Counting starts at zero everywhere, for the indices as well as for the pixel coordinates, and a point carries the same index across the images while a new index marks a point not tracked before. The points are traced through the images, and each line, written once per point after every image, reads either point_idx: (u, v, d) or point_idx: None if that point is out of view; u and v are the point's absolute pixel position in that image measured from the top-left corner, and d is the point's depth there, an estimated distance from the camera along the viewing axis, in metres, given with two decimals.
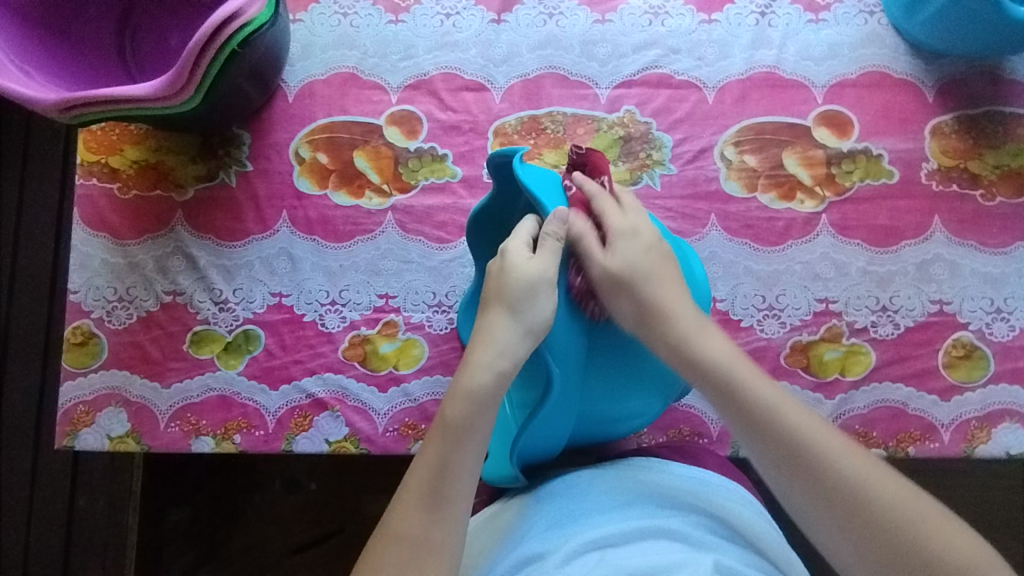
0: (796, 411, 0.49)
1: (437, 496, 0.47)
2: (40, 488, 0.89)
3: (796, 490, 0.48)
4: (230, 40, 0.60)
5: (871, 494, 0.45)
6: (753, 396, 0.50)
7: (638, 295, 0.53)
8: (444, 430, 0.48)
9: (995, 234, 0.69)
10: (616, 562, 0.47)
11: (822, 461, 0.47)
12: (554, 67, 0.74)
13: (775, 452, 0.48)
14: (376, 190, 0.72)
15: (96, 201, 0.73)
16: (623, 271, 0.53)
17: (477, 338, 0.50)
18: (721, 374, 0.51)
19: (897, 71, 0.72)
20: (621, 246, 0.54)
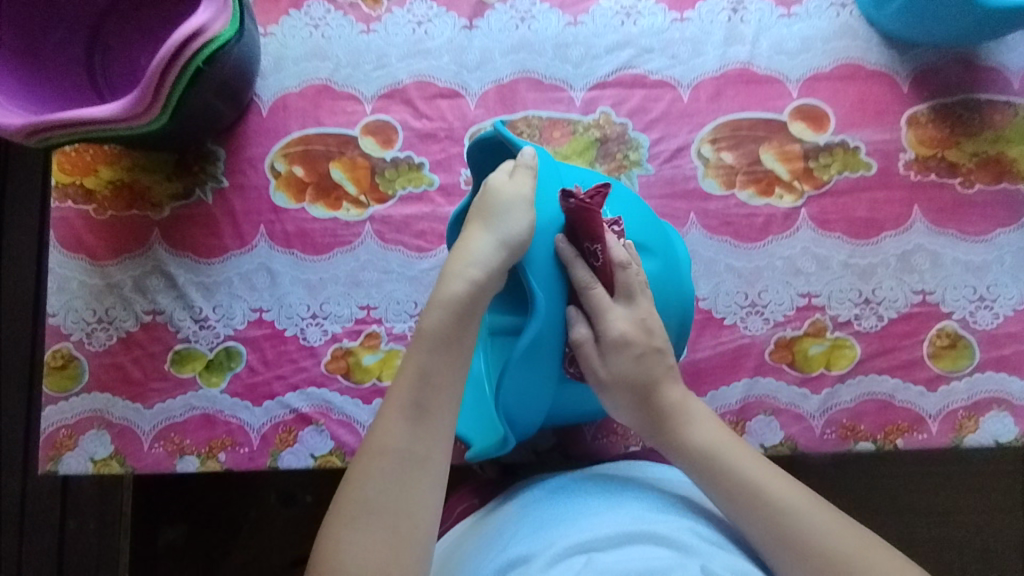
0: (785, 485, 0.51)
1: (420, 407, 0.47)
2: (29, 516, 0.87)
3: (787, 562, 0.49)
4: (194, 58, 0.60)
5: (840, 555, 0.48)
6: (743, 475, 0.52)
7: (639, 398, 0.55)
8: (423, 345, 0.48)
9: (976, 222, 0.69)
10: (602, 561, 0.46)
11: (808, 530, 0.49)
12: (528, 71, 0.74)
13: (756, 520, 0.50)
14: (353, 201, 0.72)
15: (72, 223, 0.72)
16: (626, 376, 0.55)
17: (461, 244, 0.50)
18: (713, 460, 0.53)
19: (871, 63, 0.72)
20: (611, 358, 0.54)
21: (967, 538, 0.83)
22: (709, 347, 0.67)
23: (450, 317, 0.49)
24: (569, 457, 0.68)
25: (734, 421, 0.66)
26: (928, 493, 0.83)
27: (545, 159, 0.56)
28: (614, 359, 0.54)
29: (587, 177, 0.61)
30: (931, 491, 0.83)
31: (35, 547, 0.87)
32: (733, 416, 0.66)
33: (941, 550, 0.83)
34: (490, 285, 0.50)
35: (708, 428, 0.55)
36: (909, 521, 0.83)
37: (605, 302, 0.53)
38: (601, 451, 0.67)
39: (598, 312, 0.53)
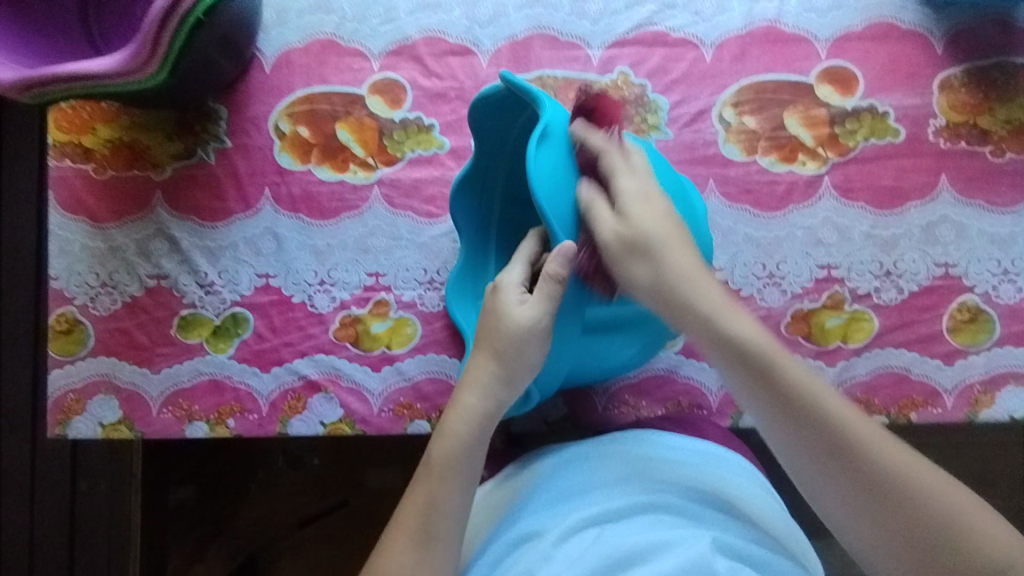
0: (828, 392, 0.48)
1: (432, 509, 0.49)
2: (39, 474, 0.87)
3: (820, 469, 0.46)
4: (194, 10, 0.56)
5: (900, 479, 0.44)
6: (784, 375, 0.47)
7: (649, 258, 0.50)
8: (430, 465, 0.51)
9: (1004, 193, 0.66)
10: (611, 537, 0.46)
11: (851, 437, 0.46)
12: (543, 27, 0.70)
13: (808, 440, 0.46)
14: (361, 163, 0.69)
15: (71, 183, 0.70)
16: (632, 235, 0.50)
17: (480, 340, 0.54)
18: (759, 358, 0.48)
19: (904, 22, 0.69)
20: (630, 208, 0.51)
21: None
22: None
23: (465, 426, 0.51)
24: (579, 426, 0.67)
25: None
26: (933, 463, 0.84)
27: (557, 114, 0.53)
28: (628, 215, 0.50)
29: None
30: (938, 461, 0.84)
31: (45, 506, 0.87)
32: None
33: None
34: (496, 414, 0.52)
35: (740, 314, 0.50)
36: None
37: (618, 167, 0.52)
38: (612, 421, 0.67)
39: (611, 176, 0.52)
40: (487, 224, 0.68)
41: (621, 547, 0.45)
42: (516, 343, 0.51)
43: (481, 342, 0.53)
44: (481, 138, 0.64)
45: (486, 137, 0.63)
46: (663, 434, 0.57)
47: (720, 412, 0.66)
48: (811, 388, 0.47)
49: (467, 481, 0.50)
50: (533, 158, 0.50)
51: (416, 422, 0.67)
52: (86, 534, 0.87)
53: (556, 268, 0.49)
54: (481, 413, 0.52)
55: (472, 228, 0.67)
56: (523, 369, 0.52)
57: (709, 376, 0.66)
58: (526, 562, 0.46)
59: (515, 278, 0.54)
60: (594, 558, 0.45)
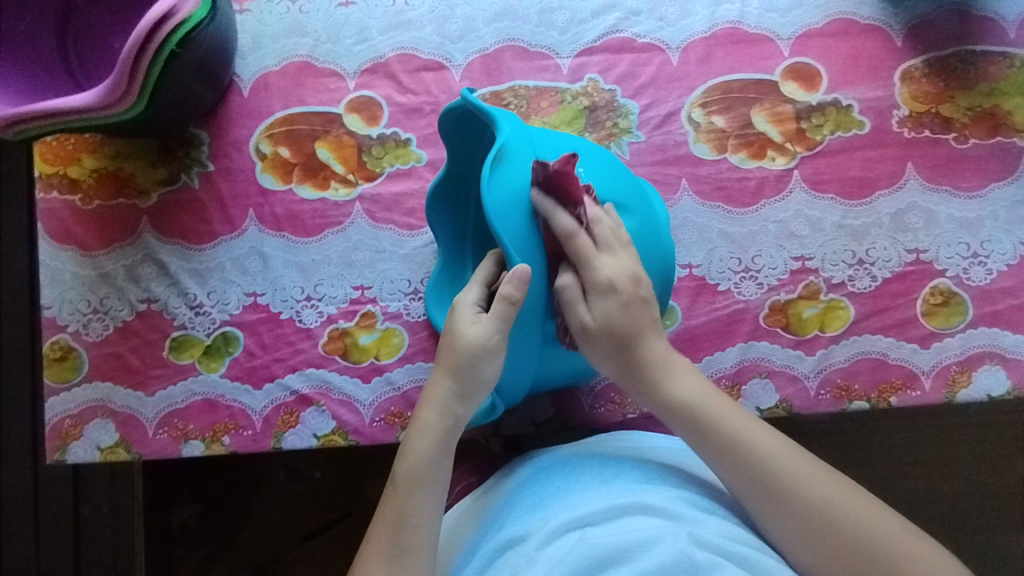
0: (767, 438, 0.52)
1: (403, 522, 0.51)
2: (43, 502, 0.89)
3: (761, 506, 0.51)
4: (168, 40, 0.58)
5: (829, 507, 0.49)
6: (725, 429, 0.52)
7: (620, 350, 0.55)
8: (397, 483, 0.52)
9: (969, 177, 0.68)
10: (592, 537, 0.47)
11: (784, 475, 0.50)
12: (512, 40, 0.72)
13: (746, 473, 0.51)
14: (341, 180, 0.71)
15: (59, 214, 0.71)
16: (601, 329, 0.54)
17: (438, 358, 0.55)
18: (641, 363, 0.55)
19: (864, 17, 0.71)
20: (598, 303, 0.54)
21: (960, 487, 0.85)
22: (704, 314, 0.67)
23: (427, 443, 0.53)
24: (568, 427, 0.68)
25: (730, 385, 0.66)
26: (922, 445, 0.85)
27: (515, 134, 0.54)
28: (597, 309, 0.54)
29: (569, 138, 0.60)
30: (926, 442, 0.85)
31: (50, 533, 0.89)
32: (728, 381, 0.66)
33: (936, 496, 0.85)
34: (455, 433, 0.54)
35: (689, 378, 0.55)
36: (903, 473, 0.85)
37: (589, 253, 0.54)
38: (599, 420, 0.68)
39: (584, 263, 0.54)
40: (461, 225, 0.69)
41: (602, 546, 0.46)
42: (471, 361, 0.53)
43: (439, 360, 0.55)
44: (455, 147, 0.65)
45: (459, 145, 0.65)
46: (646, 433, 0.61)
47: None
48: (745, 431, 0.52)
49: (432, 494, 0.52)
50: (488, 187, 0.51)
51: (408, 431, 0.68)
52: (91, 556, 0.89)
53: (509, 291, 0.51)
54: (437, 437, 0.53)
55: (450, 235, 0.69)
56: (477, 387, 0.53)
57: None
58: (511, 567, 0.48)
59: (470, 299, 0.55)
60: (575, 559, 0.46)
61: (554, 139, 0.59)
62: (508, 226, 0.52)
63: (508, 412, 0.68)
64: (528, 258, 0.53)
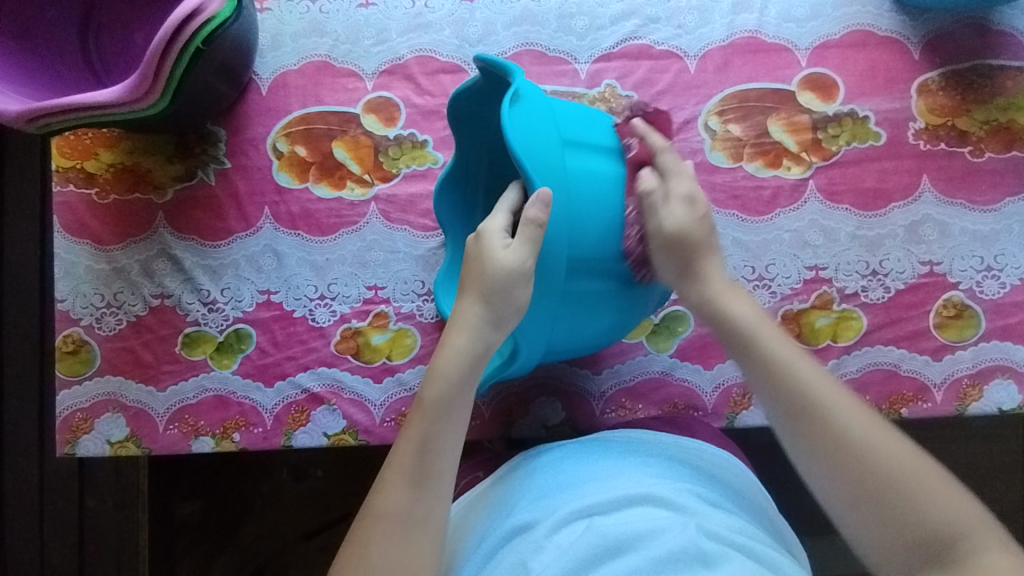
0: (814, 371, 0.51)
1: (427, 448, 0.50)
2: (48, 496, 0.88)
3: (795, 433, 0.50)
4: (193, 38, 0.59)
5: (867, 449, 0.48)
6: (766, 350, 0.52)
7: (685, 260, 0.55)
8: (423, 407, 0.52)
9: (984, 191, 0.68)
10: (601, 526, 0.47)
11: (823, 409, 0.49)
12: (531, 44, 0.72)
13: (787, 404, 0.50)
14: (357, 180, 0.71)
15: (75, 208, 0.71)
16: (674, 243, 0.54)
17: (465, 284, 0.54)
18: (689, 251, 0.54)
19: (882, 29, 0.71)
20: (665, 228, 0.54)
21: None
22: None
23: (456, 367, 0.52)
24: (579, 430, 0.68)
25: (741, 393, 0.68)
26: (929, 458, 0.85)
27: (529, 87, 0.54)
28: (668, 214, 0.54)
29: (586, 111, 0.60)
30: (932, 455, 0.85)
31: (54, 526, 0.89)
32: (739, 390, 0.68)
33: None
34: (483, 362, 0.53)
35: (744, 301, 0.55)
36: None
37: (659, 198, 0.55)
38: (610, 423, 0.68)
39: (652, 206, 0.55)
40: (472, 219, 0.69)
41: (610, 536, 0.47)
42: (502, 285, 0.51)
43: (467, 285, 0.54)
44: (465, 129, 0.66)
45: (466, 137, 0.67)
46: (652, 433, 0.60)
47: (716, 412, 0.68)
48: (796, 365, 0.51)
49: (458, 423, 0.52)
50: (507, 115, 0.50)
51: None
52: (96, 550, 0.88)
53: (534, 213, 0.50)
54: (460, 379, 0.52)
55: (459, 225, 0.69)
56: (511, 309, 0.52)
57: (700, 377, 0.68)
58: (519, 555, 0.48)
59: (499, 226, 0.53)
60: (585, 547, 0.46)
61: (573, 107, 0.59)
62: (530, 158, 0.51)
63: (519, 414, 0.68)
64: (547, 179, 0.51)
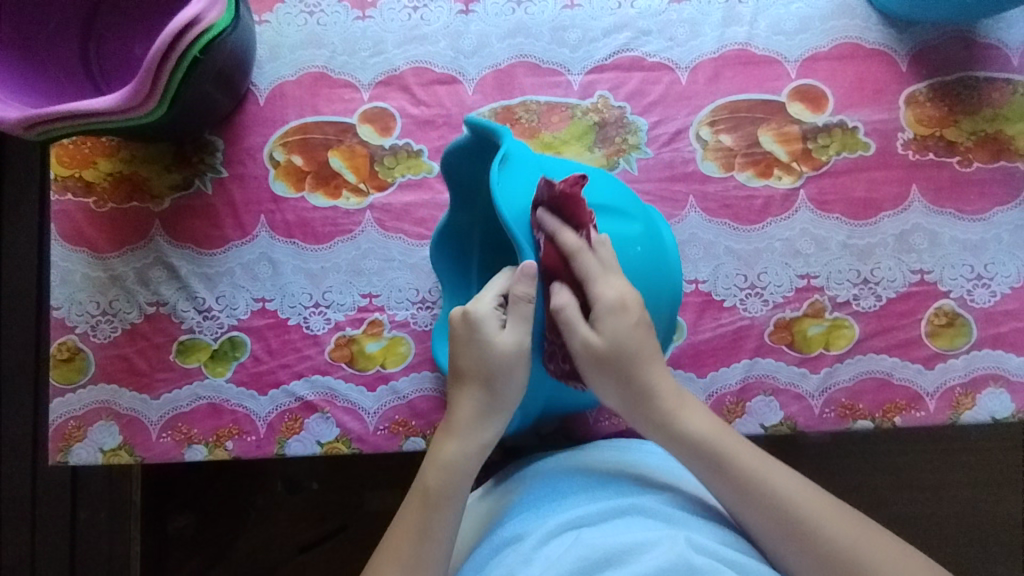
0: (783, 476, 0.51)
1: (428, 521, 0.51)
2: (39, 507, 0.88)
3: (786, 549, 0.49)
4: (191, 47, 0.60)
5: (853, 555, 0.47)
6: (739, 466, 0.51)
7: (623, 375, 0.54)
8: (425, 494, 0.52)
9: (973, 201, 0.69)
10: (590, 537, 0.47)
11: (802, 516, 0.49)
12: (525, 56, 0.73)
13: (771, 521, 0.49)
14: (353, 189, 0.72)
15: (73, 216, 0.72)
16: (604, 351, 0.53)
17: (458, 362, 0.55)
18: (628, 365, 0.53)
19: (869, 42, 0.72)
20: (601, 326, 0.53)
21: (963, 512, 0.85)
22: (709, 330, 0.68)
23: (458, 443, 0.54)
24: (572, 439, 0.68)
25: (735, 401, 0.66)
26: (924, 469, 0.85)
27: (517, 145, 0.57)
28: (601, 307, 0.53)
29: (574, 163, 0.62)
30: (928, 465, 0.85)
31: (45, 538, 0.88)
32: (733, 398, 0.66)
33: (938, 520, 0.85)
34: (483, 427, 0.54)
35: (699, 415, 0.54)
36: (905, 496, 0.84)
37: (593, 274, 0.53)
38: (603, 431, 0.68)
39: (588, 281, 0.53)
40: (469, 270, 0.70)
41: (599, 547, 0.46)
42: (501, 366, 0.53)
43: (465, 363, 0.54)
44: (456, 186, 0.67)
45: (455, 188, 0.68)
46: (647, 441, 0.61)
47: None
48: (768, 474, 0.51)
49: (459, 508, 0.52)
50: (496, 179, 0.53)
51: (411, 439, 0.68)
52: (87, 560, 0.88)
53: (522, 290, 0.52)
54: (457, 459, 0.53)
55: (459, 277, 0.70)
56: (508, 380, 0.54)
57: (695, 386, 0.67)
58: (507, 567, 0.47)
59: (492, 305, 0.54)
60: (572, 558, 0.46)
61: (559, 164, 0.61)
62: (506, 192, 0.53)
63: None
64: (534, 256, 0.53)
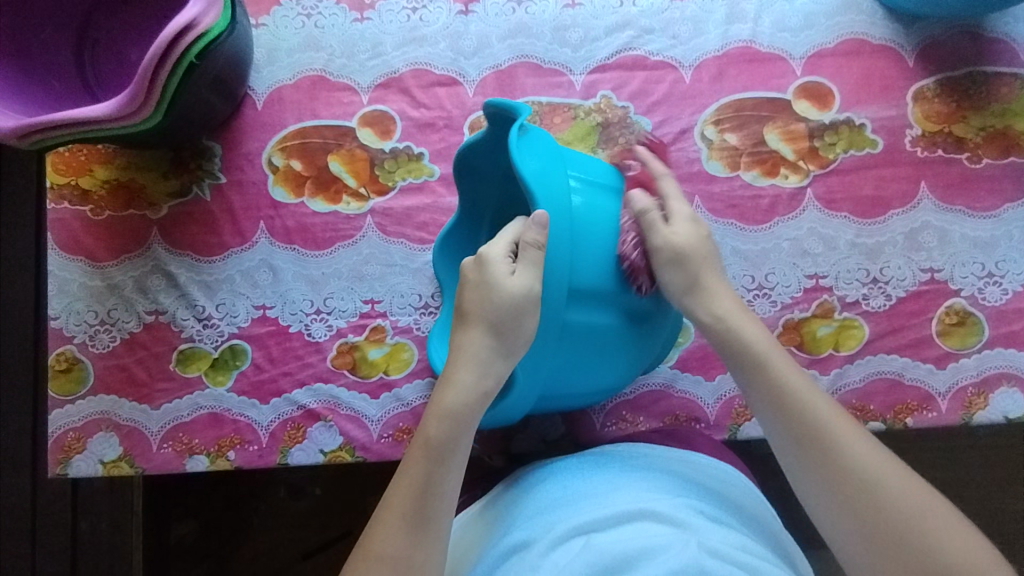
0: (816, 395, 0.50)
1: (428, 490, 0.48)
2: (39, 519, 0.87)
3: (800, 459, 0.48)
4: (186, 52, 0.59)
5: (870, 476, 0.46)
6: (779, 377, 0.50)
7: (687, 270, 0.54)
8: (425, 444, 0.50)
9: (983, 198, 0.68)
10: (599, 543, 0.46)
11: (827, 431, 0.48)
12: (526, 56, 0.72)
13: (792, 430, 0.49)
14: (353, 194, 0.71)
15: (69, 225, 0.71)
16: (683, 245, 0.54)
17: (466, 315, 0.52)
18: (688, 257, 0.54)
19: (875, 38, 0.71)
20: (680, 230, 0.54)
21: (973, 511, 0.84)
22: None
23: (462, 404, 0.50)
24: (579, 445, 0.67)
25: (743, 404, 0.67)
26: (934, 468, 0.84)
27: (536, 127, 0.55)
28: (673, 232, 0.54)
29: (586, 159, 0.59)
30: (939, 465, 0.84)
31: (46, 550, 0.87)
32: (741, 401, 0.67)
33: None
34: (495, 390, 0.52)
35: (754, 324, 0.53)
36: None
37: (657, 222, 0.54)
38: (610, 436, 0.67)
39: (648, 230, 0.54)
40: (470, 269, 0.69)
41: (608, 553, 0.46)
42: (509, 316, 0.50)
43: (471, 317, 0.52)
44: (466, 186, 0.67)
45: (468, 187, 0.67)
46: (658, 448, 0.59)
47: (717, 425, 0.67)
48: (807, 395, 0.50)
49: (461, 461, 0.50)
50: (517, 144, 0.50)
51: None
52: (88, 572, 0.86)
53: (534, 237, 0.49)
54: (460, 419, 0.50)
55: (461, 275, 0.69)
56: (518, 342, 0.50)
57: (703, 389, 0.67)
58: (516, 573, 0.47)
59: (502, 252, 0.51)
60: (583, 564, 0.45)
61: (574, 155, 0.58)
62: (526, 155, 0.50)
63: (518, 428, 0.68)
64: (555, 214, 0.50)
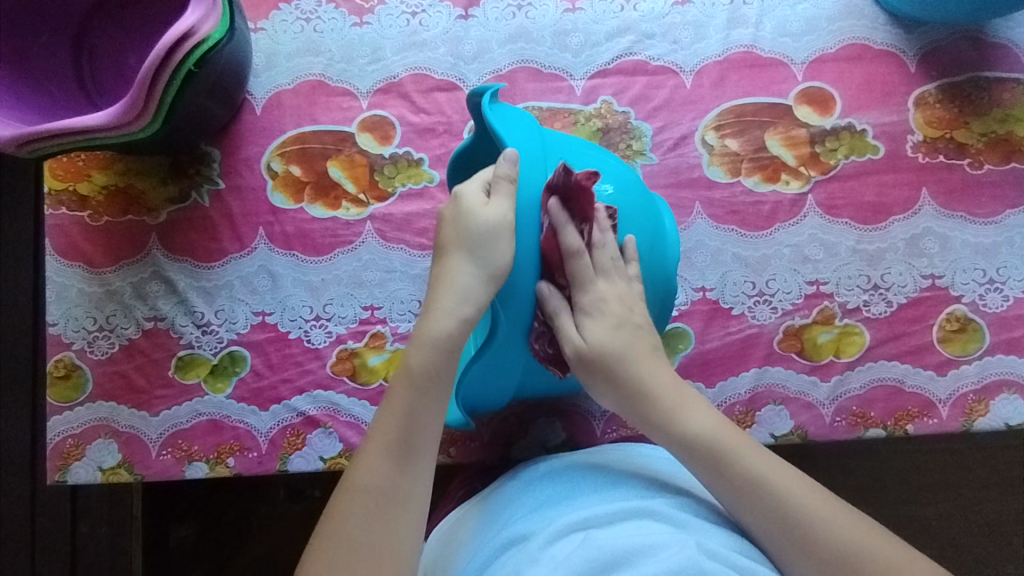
0: (777, 468, 0.50)
1: (412, 418, 0.49)
2: (38, 524, 0.86)
3: (773, 538, 0.48)
4: (185, 60, 0.58)
5: (844, 545, 0.46)
6: (737, 461, 0.50)
7: (613, 379, 0.54)
8: (410, 374, 0.50)
9: (984, 204, 0.68)
10: (599, 538, 0.46)
11: (793, 504, 0.48)
12: (526, 61, 0.72)
13: (762, 513, 0.48)
14: (352, 200, 0.71)
15: (67, 230, 0.71)
16: (611, 349, 0.54)
17: (448, 247, 0.52)
18: (609, 360, 0.54)
19: (877, 43, 0.71)
20: (591, 326, 0.54)
21: (973, 515, 0.84)
22: (718, 338, 0.66)
23: (444, 334, 0.50)
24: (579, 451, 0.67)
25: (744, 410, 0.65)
26: (935, 472, 0.84)
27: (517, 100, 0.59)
28: (587, 330, 0.54)
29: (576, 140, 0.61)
30: (939, 468, 0.84)
31: (45, 555, 0.86)
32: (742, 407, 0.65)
33: (948, 523, 0.84)
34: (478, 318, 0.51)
35: (700, 409, 0.53)
36: (915, 500, 0.83)
37: (590, 274, 0.54)
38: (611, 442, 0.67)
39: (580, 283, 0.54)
40: None
41: (608, 548, 0.45)
42: (485, 239, 0.50)
43: (450, 248, 0.52)
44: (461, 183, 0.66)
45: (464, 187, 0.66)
46: (652, 447, 0.60)
47: None
48: (763, 468, 0.50)
49: (445, 393, 0.50)
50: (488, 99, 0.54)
51: None
52: None
53: (505, 170, 0.50)
54: (444, 346, 0.50)
55: None
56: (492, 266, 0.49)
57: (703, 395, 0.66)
58: (513, 565, 0.46)
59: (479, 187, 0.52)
60: (583, 558, 0.45)
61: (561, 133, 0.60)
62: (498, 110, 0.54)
63: (519, 435, 0.68)
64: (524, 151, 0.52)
